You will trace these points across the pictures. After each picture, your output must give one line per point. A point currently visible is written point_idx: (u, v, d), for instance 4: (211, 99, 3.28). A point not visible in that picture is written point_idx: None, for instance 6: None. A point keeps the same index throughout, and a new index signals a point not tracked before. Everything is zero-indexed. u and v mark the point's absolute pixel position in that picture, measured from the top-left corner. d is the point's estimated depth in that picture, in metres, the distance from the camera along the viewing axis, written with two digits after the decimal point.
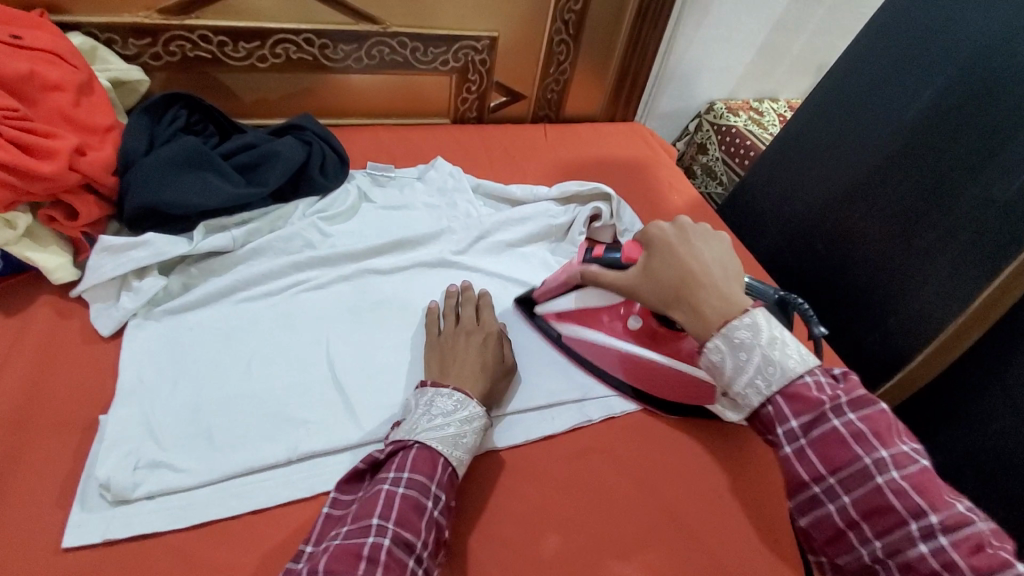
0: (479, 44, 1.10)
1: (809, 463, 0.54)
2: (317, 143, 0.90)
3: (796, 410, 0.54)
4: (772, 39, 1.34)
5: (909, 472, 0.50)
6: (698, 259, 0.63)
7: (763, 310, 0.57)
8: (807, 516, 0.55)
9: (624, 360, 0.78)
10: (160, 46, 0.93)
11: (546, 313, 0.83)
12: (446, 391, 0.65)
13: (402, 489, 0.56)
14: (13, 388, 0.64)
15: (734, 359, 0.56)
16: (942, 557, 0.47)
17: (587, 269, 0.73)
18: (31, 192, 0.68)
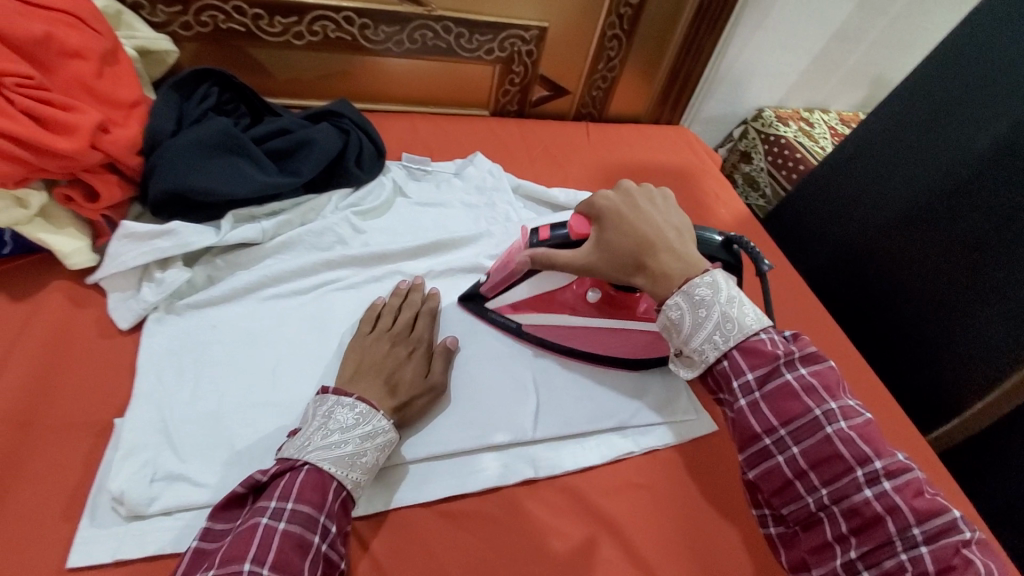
0: (527, 34, 1.03)
1: (762, 416, 0.54)
2: (356, 133, 0.84)
3: (752, 363, 0.54)
4: (832, 47, 1.26)
5: (856, 423, 0.51)
6: (649, 221, 0.62)
7: (722, 271, 0.58)
8: (755, 469, 0.55)
9: (593, 333, 0.76)
10: (191, 15, 0.87)
11: (501, 308, 0.76)
12: (348, 401, 0.59)
13: (283, 524, 0.49)
14: (22, 382, 0.59)
15: (693, 316, 0.56)
16: (886, 501, 0.48)
17: (535, 253, 0.65)
18: (45, 169, 0.62)
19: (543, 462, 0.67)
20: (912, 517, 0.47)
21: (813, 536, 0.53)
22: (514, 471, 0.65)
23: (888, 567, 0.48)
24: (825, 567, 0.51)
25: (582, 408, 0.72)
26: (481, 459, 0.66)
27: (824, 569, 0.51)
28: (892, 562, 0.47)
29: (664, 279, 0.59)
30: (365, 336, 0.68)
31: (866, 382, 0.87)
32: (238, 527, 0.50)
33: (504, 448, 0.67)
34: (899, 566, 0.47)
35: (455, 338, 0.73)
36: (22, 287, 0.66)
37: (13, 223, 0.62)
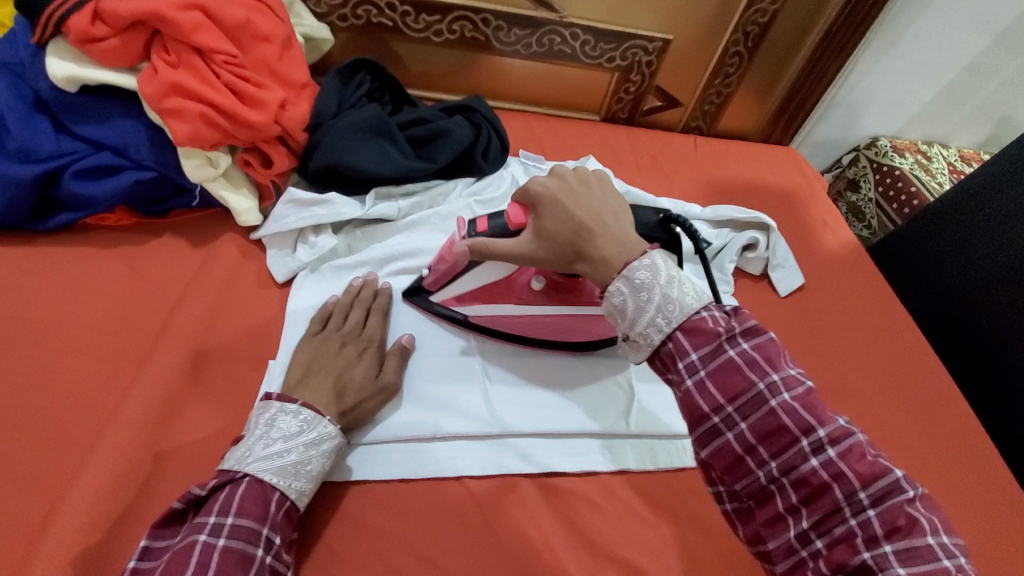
0: (650, 45, 1.06)
1: (709, 394, 0.49)
2: (486, 128, 0.91)
3: (697, 343, 0.50)
4: (963, 81, 1.20)
5: (798, 393, 0.47)
6: (583, 206, 0.60)
7: (660, 253, 0.55)
8: (706, 448, 0.50)
9: (540, 319, 0.75)
10: (349, 8, 0.96)
11: (444, 299, 0.76)
12: (292, 408, 0.59)
13: (223, 540, 0.50)
14: (202, 316, 0.69)
15: (635, 300, 0.53)
16: (832, 468, 0.45)
17: (473, 241, 0.65)
18: (234, 136, 0.71)
19: (636, 455, 0.71)
20: (858, 481, 0.44)
21: (760, 510, 0.49)
22: (611, 460, 0.70)
23: (838, 534, 0.44)
24: (776, 541, 0.47)
25: (679, 415, 0.75)
26: (579, 443, 0.71)
27: (778, 543, 0.47)
28: (841, 529, 0.44)
29: (604, 264, 0.57)
30: (318, 335, 0.69)
31: (964, 428, 0.85)
32: (178, 542, 0.51)
33: (602, 437, 0.72)
34: (849, 533, 0.44)
35: (411, 336, 0.74)
36: (202, 236, 0.77)
37: (203, 179, 0.72)
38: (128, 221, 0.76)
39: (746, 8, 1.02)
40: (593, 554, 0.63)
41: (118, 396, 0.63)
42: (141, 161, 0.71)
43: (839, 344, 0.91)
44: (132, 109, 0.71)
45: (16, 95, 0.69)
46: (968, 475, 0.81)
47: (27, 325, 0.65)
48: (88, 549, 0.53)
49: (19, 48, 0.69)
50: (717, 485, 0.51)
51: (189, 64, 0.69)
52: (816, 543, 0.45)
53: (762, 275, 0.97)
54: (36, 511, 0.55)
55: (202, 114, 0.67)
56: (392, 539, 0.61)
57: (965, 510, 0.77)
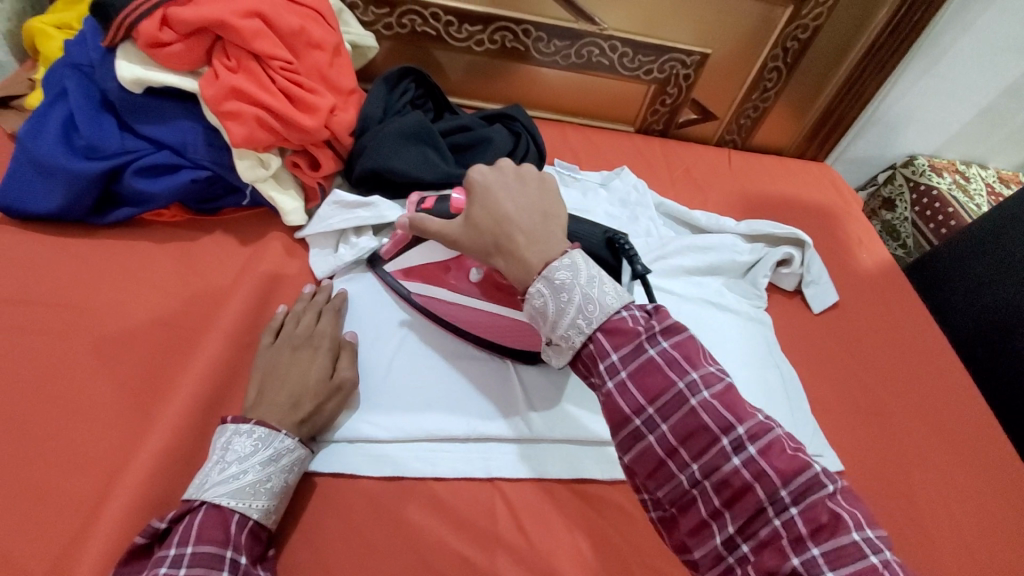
0: (689, 59, 1.07)
1: (629, 396, 0.49)
2: (525, 136, 0.92)
3: (617, 344, 0.50)
4: (1005, 102, 1.18)
5: (717, 391, 0.48)
6: (510, 202, 0.58)
7: (583, 252, 0.54)
8: (629, 453, 0.49)
9: (478, 314, 0.74)
10: (395, 17, 0.99)
11: (395, 273, 0.78)
12: (245, 428, 0.58)
13: (184, 569, 0.49)
14: (248, 310, 0.72)
15: (556, 302, 0.52)
16: (753, 467, 0.45)
17: (412, 217, 0.63)
18: (286, 139, 0.74)
19: None
20: (778, 479, 0.44)
21: (684, 516, 0.48)
22: None
23: (763, 536, 0.44)
24: (702, 549, 0.46)
25: None
26: (610, 452, 0.72)
27: (704, 549, 0.46)
28: (766, 530, 0.44)
29: (524, 265, 0.55)
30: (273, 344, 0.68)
31: (1001, 455, 0.84)
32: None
33: None
34: (774, 534, 0.44)
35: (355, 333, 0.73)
36: (250, 234, 0.81)
37: (255, 180, 0.75)
38: (182, 217, 0.80)
39: (787, 24, 1.03)
40: (619, 563, 0.64)
41: (167, 384, 0.66)
42: (196, 161, 0.75)
43: (872, 364, 0.90)
44: (191, 110, 0.74)
45: (85, 96, 0.73)
46: (1003, 503, 0.79)
47: (85, 313, 0.69)
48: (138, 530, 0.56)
49: (90, 51, 0.73)
50: (642, 492, 0.50)
51: (247, 70, 0.72)
52: (743, 547, 0.45)
53: (795, 291, 0.97)
54: (91, 490, 0.58)
55: (258, 117, 0.70)
56: (424, 534, 0.62)
57: (1000, 539, 0.76)
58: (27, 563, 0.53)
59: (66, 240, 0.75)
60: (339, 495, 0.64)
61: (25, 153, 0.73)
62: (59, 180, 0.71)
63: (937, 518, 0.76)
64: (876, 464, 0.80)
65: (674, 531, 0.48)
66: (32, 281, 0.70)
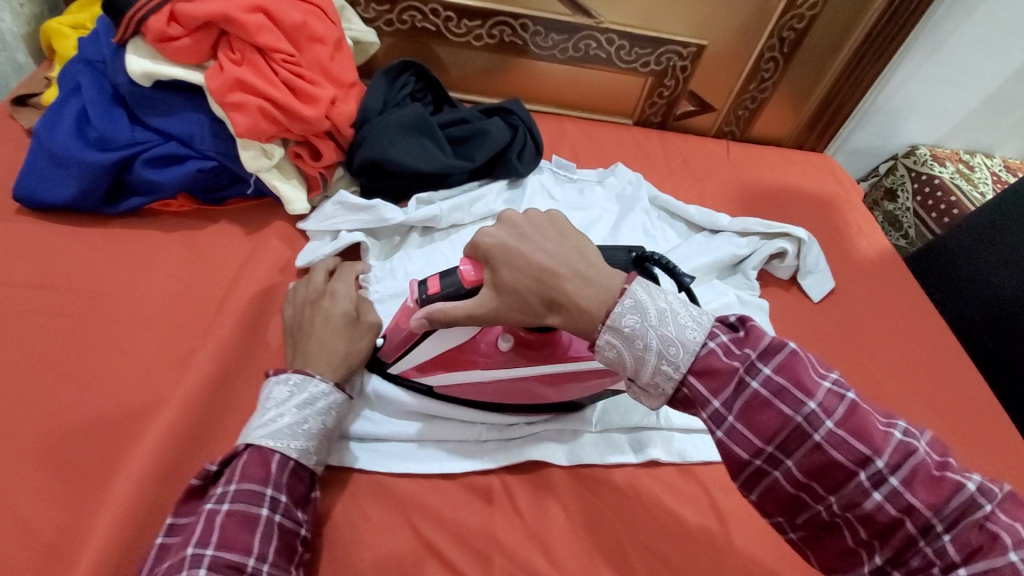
0: (685, 50, 1.08)
1: (743, 439, 0.46)
2: (523, 129, 0.94)
3: (715, 386, 0.47)
4: (1008, 89, 1.18)
5: (840, 418, 0.44)
6: (541, 250, 0.54)
7: (641, 282, 0.50)
8: (755, 492, 0.47)
9: (511, 383, 0.68)
10: (395, 13, 1.01)
11: (405, 371, 0.70)
12: (282, 377, 0.62)
13: (226, 505, 0.53)
14: (252, 295, 0.75)
15: (632, 351, 0.49)
16: (898, 500, 0.42)
17: (430, 311, 0.58)
18: (288, 129, 0.77)
19: (666, 448, 0.73)
20: (928, 509, 0.41)
21: (828, 540, 0.46)
22: (642, 451, 0.72)
23: (916, 564, 0.42)
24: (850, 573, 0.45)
25: None
26: (609, 437, 0.73)
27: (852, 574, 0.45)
28: (918, 559, 0.42)
29: (582, 315, 0.51)
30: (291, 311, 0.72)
31: (1001, 438, 0.84)
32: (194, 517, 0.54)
33: (632, 431, 0.74)
34: (926, 563, 0.42)
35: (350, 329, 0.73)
36: (255, 223, 0.83)
37: (259, 170, 0.78)
38: (189, 207, 0.82)
39: (783, 14, 1.04)
40: (616, 541, 0.65)
41: (175, 364, 0.68)
42: (203, 151, 0.78)
43: (871, 350, 0.91)
44: (198, 103, 0.78)
45: (98, 90, 0.77)
46: (1004, 484, 0.79)
47: (99, 297, 0.72)
48: (149, 500, 0.58)
49: (102, 47, 0.77)
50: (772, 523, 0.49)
51: (251, 62, 0.75)
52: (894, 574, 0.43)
53: (791, 280, 0.98)
54: (103, 464, 0.60)
55: (262, 108, 0.73)
56: (422, 510, 0.64)
57: None
58: (46, 531, 0.56)
59: (81, 229, 0.78)
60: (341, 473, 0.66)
61: (41, 146, 0.76)
62: (73, 171, 0.75)
63: None
64: None
65: (819, 553, 0.47)
66: (49, 267, 0.73)
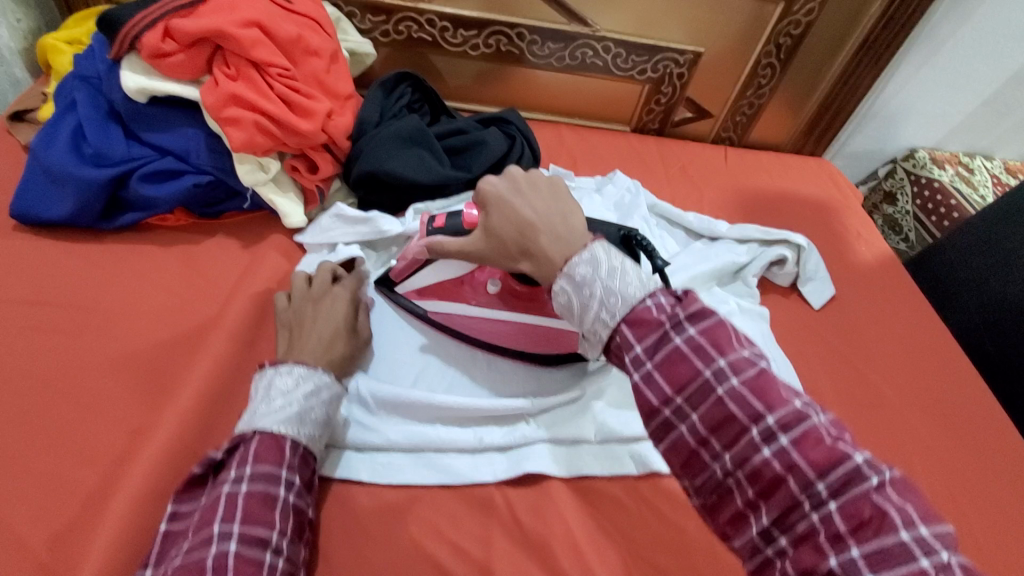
0: (682, 57, 1.08)
1: (656, 387, 0.46)
2: (520, 139, 0.94)
3: (640, 335, 0.48)
4: (1009, 91, 1.18)
5: (747, 376, 0.44)
6: (531, 204, 0.59)
7: (604, 243, 0.53)
8: (662, 444, 0.47)
9: (495, 324, 0.77)
10: (391, 24, 1.01)
11: (408, 293, 0.79)
12: (286, 368, 0.62)
13: (245, 487, 0.53)
14: (248, 310, 0.74)
15: (579, 297, 0.52)
16: (785, 458, 0.42)
17: (431, 241, 0.66)
18: (284, 143, 0.77)
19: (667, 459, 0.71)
20: (813, 472, 0.41)
21: (723, 506, 0.45)
22: (642, 462, 0.71)
23: (801, 531, 0.41)
24: (741, 539, 0.44)
25: None
26: (610, 448, 0.72)
27: (743, 540, 0.44)
28: (803, 525, 0.41)
29: (547, 263, 0.56)
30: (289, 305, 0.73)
31: (1005, 445, 0.83)
32: (205, 502, 0.53)
33: (633, 441, 0.72)
34: (811, 530, 0.40)
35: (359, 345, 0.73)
36: (251, 237, 0.83)
37: (256, 183, 0.78)
38: (185, 221, 0.82)
39: (779, 20, 1.04)
40: (615, 553, 0.64)
41: (171, 381, 0.68)
42: (199, 166, 0.78)
43: (873, 356, 0.90)
44: (194, 118, 0.78)
45: (93, 106, 0.77)
46: (1009, 492, 0.78)
47: (95, 313, 0.71)
48: (144, 518, 0.57)
49: (98, 63, 0.77)
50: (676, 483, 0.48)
51: (247, 77, 0.74)
52: (780, 541, 0.42)
53: (791, 287, 0.97)
54: (99, 482, 0.60)
55: (257, 123, 0.73)
56: (419, 524, 0.64)
57: (1005, 528, 0.75)
58: (39, 550, 0.55)
59: (77, 245, 0.78)
60: (336, 489, 0.65)
61: (36, 162, 0.76)
62: (68, 188, 0.74)
63: (940, 508, 0.75)
64: (877, 456, 0.79)
65: (715, 521, 0.46)
66: (45, 283, 0.73)
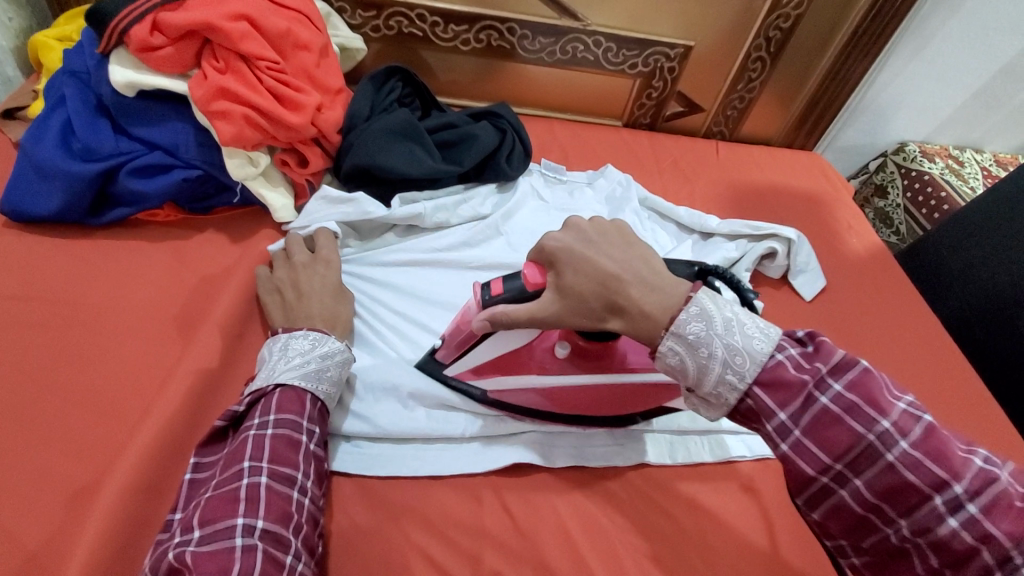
0: (672, 51, 1.08)
1: (810, 456, 0.45)
2: (511, 133, 0.94)
3: (779, 400, 0.46)
4: (996, 84, 1.19)
5: (915, 438, 0.42)
6: (610, 255, 0.54)
7: (706, 292, 0.50)
8: (819, 509, 0.47)
9: (567, 391, 0.70)
10: (382, 19, 1.01)
11: (461, 373, 0.72)
12: (301, 332, 0.65)
13: (271, 430, 0.56)
14: (238, 303, 0.74)
15: (694, 358, 0.48)
16: (977, 529, 0.40)
17: (493, 313, 0.59)
18: (274, 137, 0.77)
19: (654, 451, 0.72)
20: (1010, 542, 0.39)
21: (895, 565, 0.45)
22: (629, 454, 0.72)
23: None
24: None
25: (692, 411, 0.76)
26: (598, 439, 0.73)
27: None
28: None
29: (645, 319, 0.50)
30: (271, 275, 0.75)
31: (995, 432, 0.84)
32: (234, 445, 0.57)
33: (620, 433, 0.74)
34: None
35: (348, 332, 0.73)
36: (241, 231, 0.83)
37: (245, 178, 0.78)
38: (175, 217, 0.82)
39: (768, 13, 1.04)
40: (607, 541, 0.64)
41: (161, 375, 0.68)
42: (189, 161, 0.78)
43: (864, 347, 0.91)
44: (183, 112, 0.78)
45: (82, 101, 0.77)
46: None
47: (84, 308, 0.71)
48: (133, 511, 0.57)
49: (87, 58, 0.77)
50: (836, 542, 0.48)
51: (236, 70, 0.74)
52: None
53: (782, 279, 0.98)
54: (88, 475, 0.59)
55: (246, 116, 0.73)
56: (410, 516, 0.63)
57: None
58: (29, 544, 0.55)
59: (66, 240, 0.77)
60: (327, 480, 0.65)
61: (26, 157, 0.76)
62: (57, 183, 0.74)
63: None
64: None
65: None
66: (34, 278, 0.72)
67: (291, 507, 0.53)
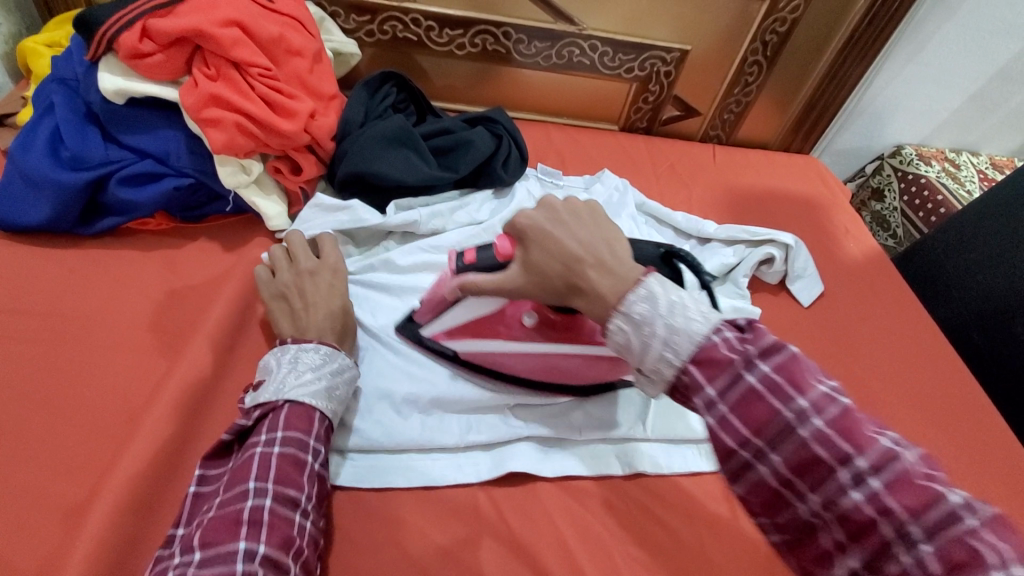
0: (669, 55, 1.07)
1: (732, 430, 0.45)
2: (507, 138, 0.93)
3: (708, 376, 0.45)
4: (992, 87, 1.19)
5: (831, 416, 0.42)
6: (572, 235, 0.54)
7: (657, 276, 0.49)
8: (741, 485, 0.46)
9: (536, 361, 0.71)
10: (376, 24, 1.00)
11: (433, 334, 0.73)
12: (312, 346, 0.63)
13: (278, 448, 0.55)
14: (231, 314, 0.73)
15: (638, 336, 0.47)
16: (877, 503, 0.40)
17: (463, 280, 0.62)
18: (266, 144, 0.76)
19: (653, 461, 0.72)
20: (909, 516, 0.39)
21: (808, 543, 0.45)
22: (629, 463, 0.71)
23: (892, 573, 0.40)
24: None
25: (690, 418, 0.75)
26: (597, 448, 0.72)
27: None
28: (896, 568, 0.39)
29: (598, 299, 0.50)
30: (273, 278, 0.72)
31: (994, 438, 0.83)
32: (239, 461, 0.56)
33: (619, 443, 0.73)
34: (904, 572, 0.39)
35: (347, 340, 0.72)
36: (234, 240, 0.82)
37: (238, 186, 0.77)
38: (167, 225, 0.81)
39: (765, 17, 1.04)
40: (606, 554, 0.64)
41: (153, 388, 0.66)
42: (180, 169, 0.77)
43: (862, 352, 0.90)
44: (174, 120, 0.77)
45: (71, 109, 0.75)
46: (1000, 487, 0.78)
47: (74, 319, 0.70)
48: (123, 528, 0.56)
49: (76, 65, 0.76)
50: (756, 521, 0.48)
51: (227, 77, 0.73)
52: None
53: (781, 284, 0.97)
54: (77, 491, 0.58)
55: (238, 124, 0.72)
56: (405, 530, 0.62)
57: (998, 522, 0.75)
58: (17, 563, 0.53)
59: (55, 250, 0.76)
60: None
61: (14, 166, 0.74)
62: (46, 193, 0.73)
63: None
64: None
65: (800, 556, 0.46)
66: (22, 289, 0.71)
67: (292, 531, 0.52)
